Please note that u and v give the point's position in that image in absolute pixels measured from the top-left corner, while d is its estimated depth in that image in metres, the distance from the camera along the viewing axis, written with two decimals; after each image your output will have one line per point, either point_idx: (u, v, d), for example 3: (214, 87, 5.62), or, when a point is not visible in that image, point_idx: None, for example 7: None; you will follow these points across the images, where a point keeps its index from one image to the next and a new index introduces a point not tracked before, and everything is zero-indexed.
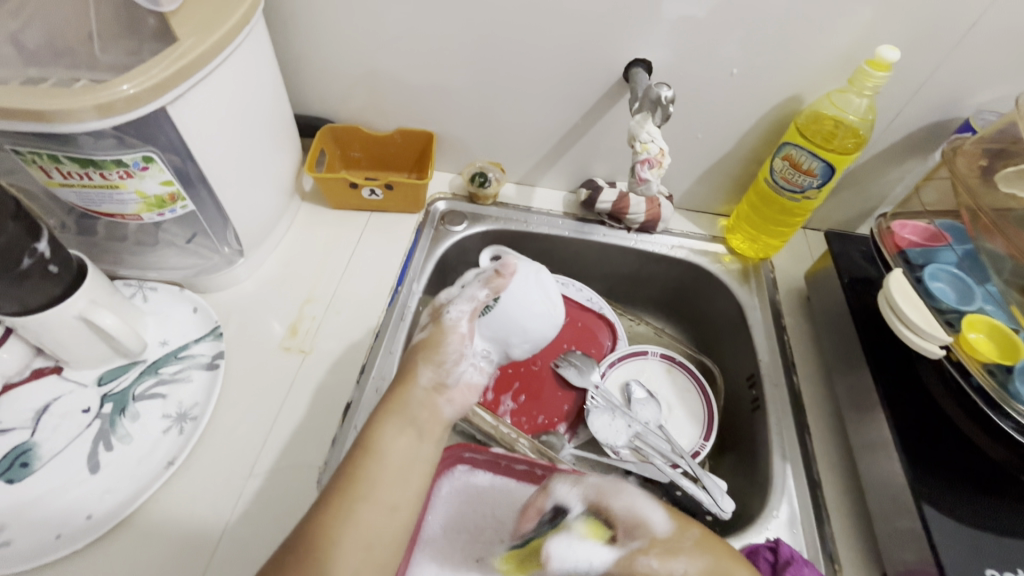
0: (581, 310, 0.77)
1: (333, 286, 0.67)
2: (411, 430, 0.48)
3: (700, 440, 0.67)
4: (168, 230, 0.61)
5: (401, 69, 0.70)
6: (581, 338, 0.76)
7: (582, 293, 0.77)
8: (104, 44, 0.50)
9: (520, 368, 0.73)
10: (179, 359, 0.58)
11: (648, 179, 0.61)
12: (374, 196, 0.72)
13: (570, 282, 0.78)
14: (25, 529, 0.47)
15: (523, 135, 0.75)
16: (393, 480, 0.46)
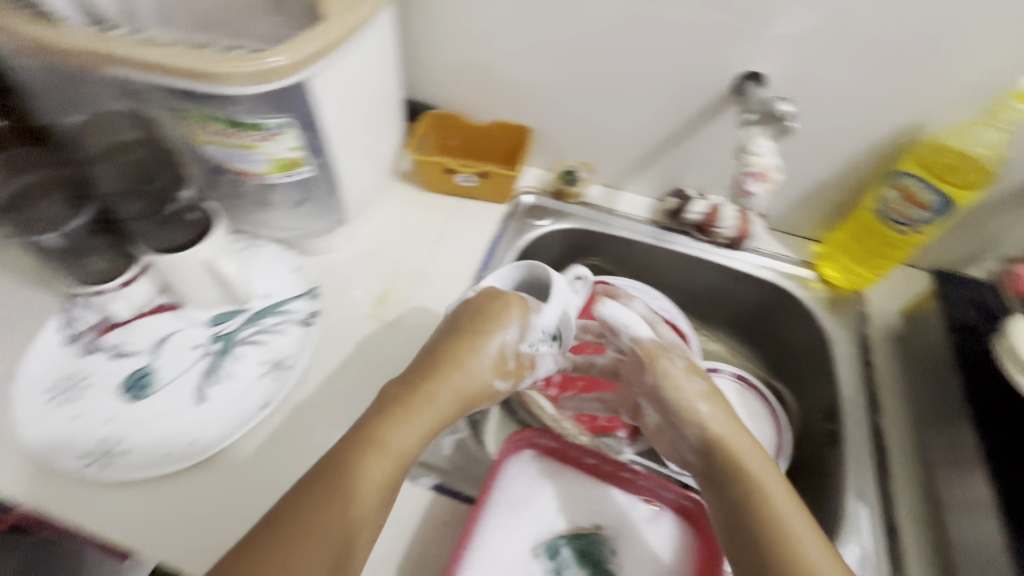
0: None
1: (420, 264, 0.70)
2: (418, 420, 0.45)
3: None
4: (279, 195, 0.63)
5: (508, 63, 0.72)
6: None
7: (658, 301, 0.77)
8: (258, 17, 0.55)
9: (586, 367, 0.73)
10: (279, 312, 0.63)
11: (755, 191, 0.63)
12: (468, 182, 0.75)
13: (646, 289, 0.77)
14: (141, 442, 0.53)
15: (618, 137, 0.76)
16: (382, 483, 0.41)
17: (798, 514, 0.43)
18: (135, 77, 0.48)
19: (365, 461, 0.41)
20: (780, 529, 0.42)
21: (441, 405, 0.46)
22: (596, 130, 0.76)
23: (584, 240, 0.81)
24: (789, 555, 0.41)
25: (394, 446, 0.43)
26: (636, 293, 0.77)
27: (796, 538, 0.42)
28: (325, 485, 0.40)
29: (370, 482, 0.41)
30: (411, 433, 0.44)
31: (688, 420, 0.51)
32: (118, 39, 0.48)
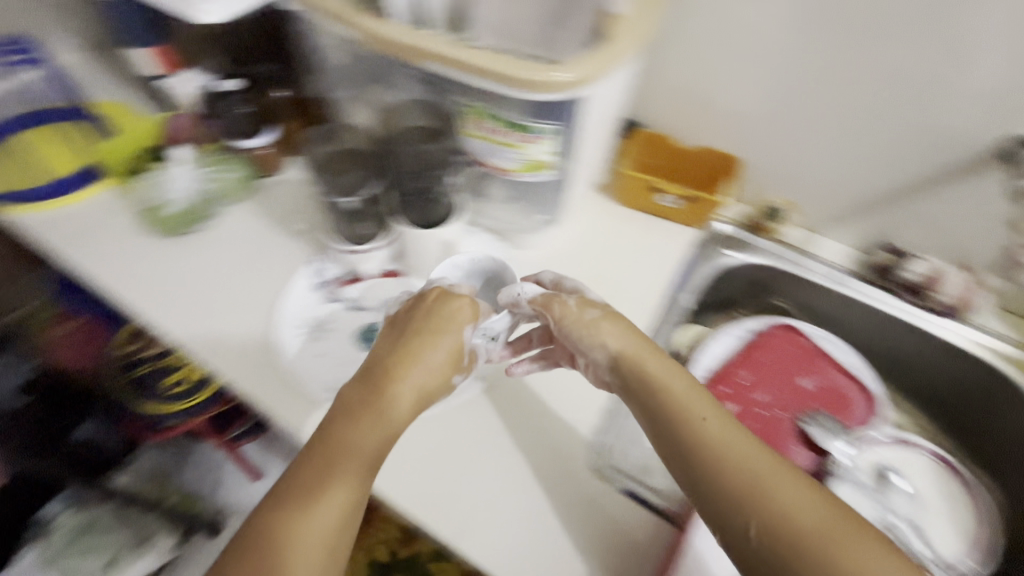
0: (842, 374, 0.74)
1: (615, 276, 0.74)
2: (375, 428, 0.49)
3: (960, 556, 0.63)
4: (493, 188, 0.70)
5: (741, 97, 0.73)
6: (836, 403, 0.72)
7: (847, 356, 0.74)
8: None
9: (762, 409, 0.72)
10: None
11: None
12: (670, 204, 0.76)
13: (835, 340, 0.75)
14: None
15: (838, 182, 0.75)
16: (376, 456, 0.48)
17: (729, 429, 0.47)
18: (442, 72, 0.54)
19: (359, 424, 0.48)
20: (714, 437, 0.47)
21: (404, 391, 0.51)
22: (811, 173, 0.76)
23: (771, 279, 0.79)
24: (768, 489, 0.43)
25: (384, 425, 0.49)
26: (828, 343, 0.75)
27: (712, 439, 0.47)
28: (322, 441, 0.48)
29: (358, 449, 0.48)
30: (401, 411, 0.50)
31: (593, 344, 0.55)
32: (432, 37, 0.53)
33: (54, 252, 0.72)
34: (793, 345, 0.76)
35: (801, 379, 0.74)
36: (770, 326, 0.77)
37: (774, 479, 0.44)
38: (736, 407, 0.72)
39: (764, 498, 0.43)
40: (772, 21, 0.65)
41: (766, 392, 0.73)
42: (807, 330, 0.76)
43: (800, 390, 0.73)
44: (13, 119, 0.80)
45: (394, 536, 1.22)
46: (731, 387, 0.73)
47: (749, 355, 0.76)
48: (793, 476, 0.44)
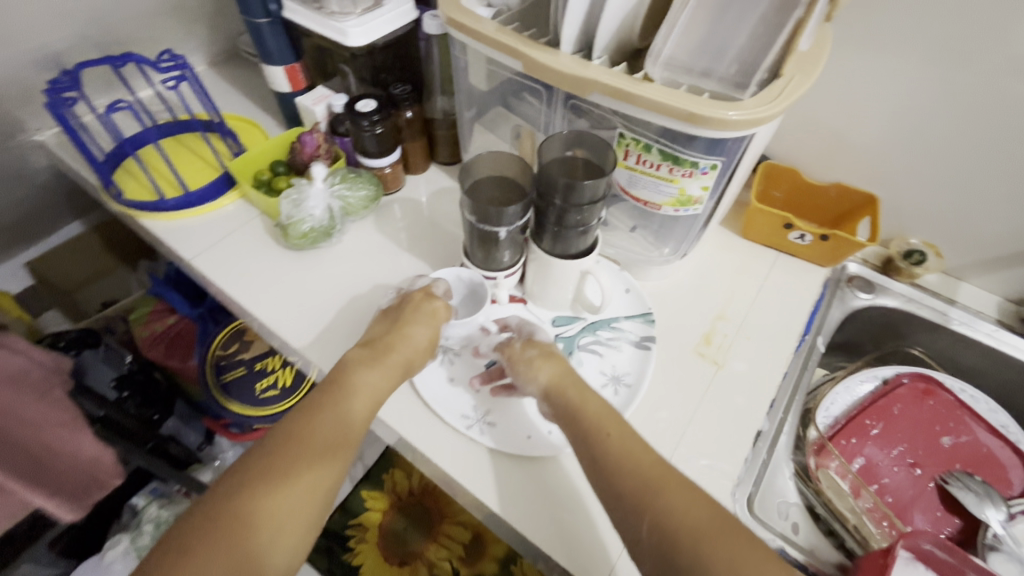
0: (989, 434, 0.68)
1: (745, 310, 0.70)
2: (361, 392, 0.54)
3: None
4: (618, 217, 0.70)
5: (888, 132, 0.69)
6: (982, 465, 0.67)
7: (994, 415, 0.69)
8: None
9: (898, 467, 0.68)
10: (612, 328, 0.67)
11: None
12: (799, 240, 0.73)
13: (981, 397, 0.70)
14: (507, 421, 0.60)
15: (991, 227, 0.70)
16: (366, 410, 0.53)
17: (638, 442, 0.48)
18: (606, 103, 0.55)
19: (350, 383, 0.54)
20: (622, 450, 0.48)
21: (390, 364, 0.57)
22: (962, 214, 0.70)
23: (907, 325, 0.74)
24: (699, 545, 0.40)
25: (366, 382, 0.55)
26: (975, 400, 0.70)
27: (661, 492, 0.44)
28: (315, 399, 0.52)
29: (348, 402, 0.52)
30: (382, 374, 0.56)
31: (529, 379, 0.58)
32: (601, 69, 0.54)
33: (185, 259, 0.74)
34: (931, 399, 0.71)
35: (942, 436, 0.69)
36: (906, 376, 0.72)
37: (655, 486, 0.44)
38: (869, 460, 0.68)
39: (657, 504, 0.43)
40: (943, 53, 0.61)
41: (902, 447, 0.69)
42: (949, 382, 0.71)
43: (941, 448, 0.68)
44: (151, 128, 0.83)
45: (457, 556, 1.10)
46: (862, 438, 0.69)
47: (882, 405, 0.71)
48: (684, 485, 0.44)
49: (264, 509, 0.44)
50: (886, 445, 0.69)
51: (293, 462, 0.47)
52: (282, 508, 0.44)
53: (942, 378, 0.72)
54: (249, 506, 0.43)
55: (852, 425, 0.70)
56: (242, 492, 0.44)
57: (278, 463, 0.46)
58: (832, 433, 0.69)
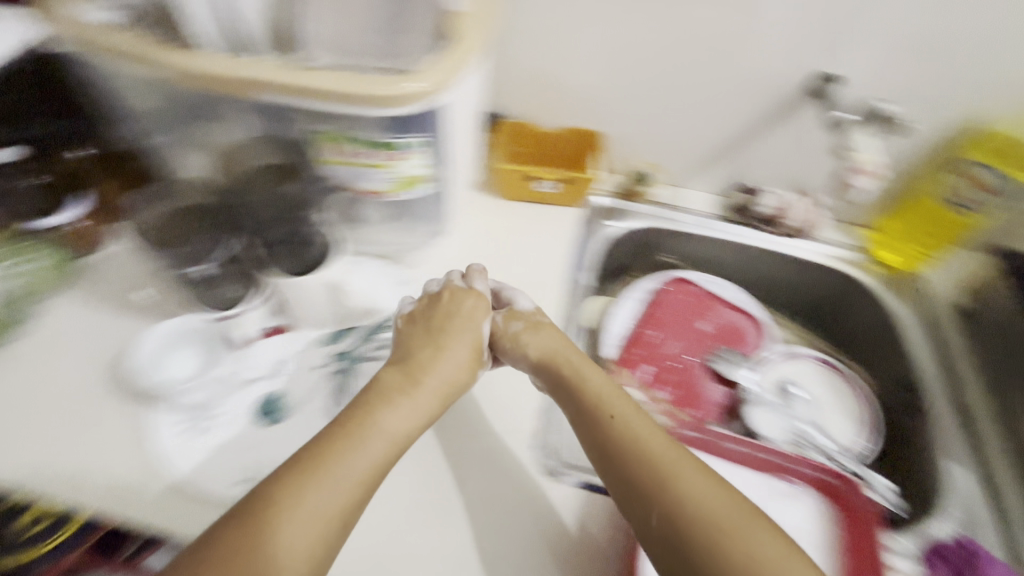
0: (732, 310, 0.80)
1: (516, 269, 0.72)
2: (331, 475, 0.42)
3: (860, 440, 0.69)
4: (370, 212, 0.63)
5: (585, 73, 0.75)
6: (732, 337, 0.79)
7: (731, 293, 0.81)
8: None
9: (675, 362, 0.76)
10: (391, 327, 0.63)
11: (864, 190, 0.63)
12: (547, 188, 0.77)
13: (719, 282, 0.81)
14: None
15: (688, 140, 0.80)
16: (380, 461, 0.45)
17: (642, 428, 0.48)
18: (281, 100, 0.50)
19: (371, 429, 0.46)
20: (622, 432, 0.48)
21: (409, 402, 0.50)
22: (666, 132, 0.80)
23: (654, 237, 0.84)
24: (711, 521, 0.41)
25: (385, 425, 0.47)
26: (715, 286, 0.81)
27: (671, 470, 0.44)
28: (324, 439, 0.45)
29: (368, 452, 0.45)
30: (402, 417, 0.49)
31: (517, 355, 0.59)
32: (262, 63, 0.48)
33: None
34: (687, 295, 0.81)
35: (701, 324, 0.79)
36: (665, 282, 0.81)
37: (707, 496, 0.42)
38: (654, 366, 0.75)
39: (668, 492, 0.43)
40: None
41: (675, 345, 0.78)
42: (694, 278, 0.82)
43: (702, 334, 0.78)
44: None
45: None
46: (643, 348, 0.77)
47: (653, 313, 0.80)
48: (705, 475, 0.44)
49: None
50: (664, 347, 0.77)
51: (289, 526, 0.39)
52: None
53: (689, 275, 0.82)
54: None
55: (635, 340, 0.77)
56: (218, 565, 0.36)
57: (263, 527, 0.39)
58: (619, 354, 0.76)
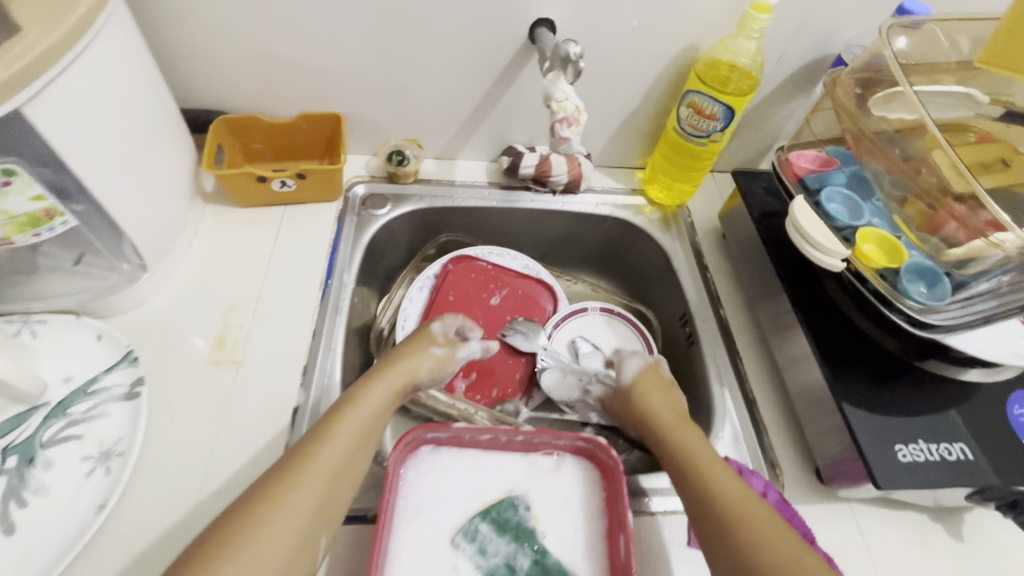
0: (519, 278, 0.78)
1: (256, 289, 0.64)
2: (343, 447, 0.48)
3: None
4: (49, 253, 0.54)
5: (295, 49, 0.66)
6: (524, 305, 0.77)
7: (518, 261, 0.79)
8: None
9: None
10: (89, 395, 0.53)
11: (568, 139, 0.56)
12: (286, 187, 0.69)
13: (505, 252, 0.79)
14: None
15: (437, 109, 0.75)
16: (366, 429, 0.51)
17: (724, 468, 0.47)
18: None
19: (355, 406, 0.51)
20: (706, 477, 0.47)
21: (395, 374, 0.56)
22: (411, 103, 0.74)
23: (432, 219, 0.79)
24: (761, 541, 0.41)
25: (372, 400, 0.52)
26: (503, 257, 0.79)
27: (734, 499, 0.44)
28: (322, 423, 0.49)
29: (355, 422, 0.50)
30: (385, 392, 0.54)
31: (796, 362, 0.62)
32: None
33: None
34: (473, 272, 0.77)
35: (490, 299, 0.76)
36: (449, 262, 0.78)
37: (676, 419, 0.54)
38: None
39: (737, 526, 0.43)
40: None
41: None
42: (479, 253, 0.79)
43: (492, 309, 0.76)
44: None
45: None
46: None
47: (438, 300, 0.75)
48: (753, 494, 0.45)
49: (255, 548, 0.40)
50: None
51: (299, 490, 0.44)
52: (275, 542, 0.41)
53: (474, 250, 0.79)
54: (229, 545, 0.40)
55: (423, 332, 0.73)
56: (224, 534, 0.40)
57: (275, 497, 0.43)
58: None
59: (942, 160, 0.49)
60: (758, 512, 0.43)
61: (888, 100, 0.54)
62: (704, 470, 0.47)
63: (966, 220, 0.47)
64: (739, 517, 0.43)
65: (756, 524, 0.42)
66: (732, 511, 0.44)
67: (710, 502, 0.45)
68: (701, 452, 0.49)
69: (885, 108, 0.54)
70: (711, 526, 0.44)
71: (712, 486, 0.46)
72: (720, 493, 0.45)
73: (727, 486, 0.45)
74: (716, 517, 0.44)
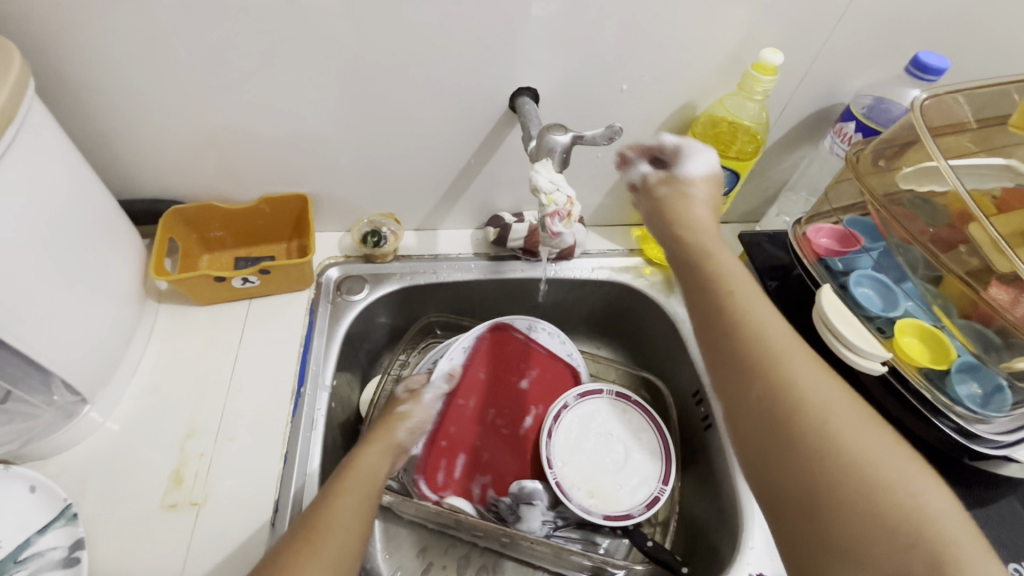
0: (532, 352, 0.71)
1: (218, 407, 0.56)
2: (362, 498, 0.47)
3: (658, 484, 0.63)
4: None
5: (249, 132, 0.60)
6: (551, 393, 0.71)
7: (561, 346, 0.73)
8: None
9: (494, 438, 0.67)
10: (20, 564, 0.45)
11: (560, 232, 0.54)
12: (248, 283, 0.62)
13: (539, 325, 0.72)
14: None
15: (413, 182, 0.68)
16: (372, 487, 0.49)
17: (787, 340, 0.37)
18: None
19: (354, 471, 0.50)
20: (745, 328, 0.38)
21: (381, 442, 0.55)
22: (383, 177, 0.67)
23: (416, 297, 0.73)
24: (831, 425, 0.33)
25: (369, 466, 0.51)
26: (542, 333, 0.72)
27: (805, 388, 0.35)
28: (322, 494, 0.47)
29: (360, 478, 0.49)
30: (379, 458, 0.53)
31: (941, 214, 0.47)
32: None
33: None
34: (507, 347, 0.71)
35: (519, 381, 0.70)
36: (485, 332, 0.71)
37: (736, 277, 0.43)
38: (466, 452, 0.65)
39: (798, 402, 0.34)
40: (211, 26, 0.51)
41: (491, 414, 0.68)
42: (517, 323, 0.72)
43: (521, 394, 0.70)
44: None
45: None
46: (455, 437, 0.66)
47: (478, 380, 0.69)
48: (824, 372, 0.36)
49: None
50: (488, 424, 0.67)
51: (328, 544, 0.42)
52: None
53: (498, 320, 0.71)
54: None
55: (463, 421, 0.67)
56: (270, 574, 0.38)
57: (299, 555, 0.40)
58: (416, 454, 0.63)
59: (979, 237, 0.43)
60: (820, 375, 0.36)
61: (917, 172, 0.48)
62: (747, 326, 0.38)
63: (1011, 312, 0.42)
64: (834, 429, 0.33)
65: (823, 392, 0.35)
66: (818, 411, 0.34)
67: (779, 388, 0.35)
68: (774, 336, 0.37)
69: (913, 181, 0.49)
70: (758, 426, 0.35)
71: (796, 399, 0.34)
72: (795, 391, 0.35)
73: (787, 348, 0.37)
74: (771, 413, 0.35)
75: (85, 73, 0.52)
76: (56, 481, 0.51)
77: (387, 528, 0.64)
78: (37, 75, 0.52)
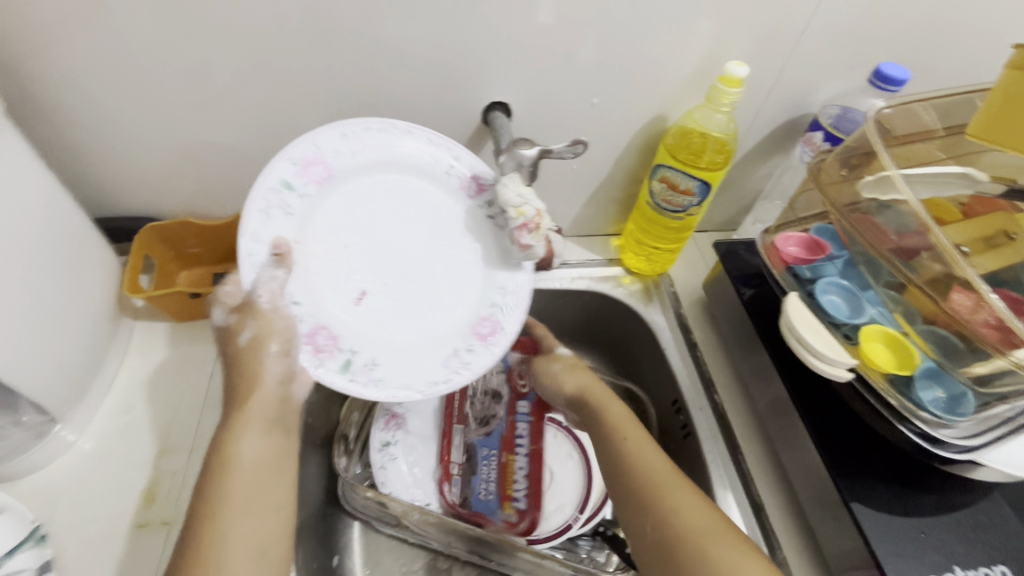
0: (375, 166, 0.52)
1: (193, 424, 0.56)
2: (246, 513, 0.42)
3: (574, 512, 0.63)
4: None
5: (224, 148, 0.61)
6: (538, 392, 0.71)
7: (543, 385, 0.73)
8: None
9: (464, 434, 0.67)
10: None
11: (529, 245, 0.52)
12: None
13: (388, 128, 0.52)
14: None
15: None
16: (258, 481, 0.43)
17: (663, 469, 0.49)
18: None
19: (232, 468, 0.43)
20: (629, 459, 0.51)
21: (252, 417, 0.45)
22: None
23: None
24: (699, 545, 0.43)
25: (240, 456, 0.43)
26: (368, 133, 0.51)
27: (682, 517, 0.45)
28: (201, 498, 0.42)
29: (242, 481, 0.43)
30: (257, 439, 0.44)
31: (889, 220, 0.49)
32: None
33: None
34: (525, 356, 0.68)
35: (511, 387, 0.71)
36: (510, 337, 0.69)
37: (625, 423, 0.54)
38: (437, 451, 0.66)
39: (671, 524, 0.45)
40: (184, 45, 0.51)
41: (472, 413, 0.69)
42: (322, 147, 0.50)
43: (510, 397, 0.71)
44: None
45: None
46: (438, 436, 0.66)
47: (355, 220, 0.52)
48: (688, 492, 0.47)
49: None
50: (417, 280, 0.54)
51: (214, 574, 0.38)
52: None
53: (285, 153, 0.48)
54: None
55: (380, 290, 0.53)
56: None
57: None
58: (312, 339, 0.49)
59: (937, 244, 0.44)
60: (692, 502, 0.46)
61: (877, 181, 0.49)
62: (635, 465, 0.50)
63: (970, 319, 0.43)
64: (703, 545, 0.43)
65: (696, 518, 0.45)
66: (693, 535, 0.44)
67: (661, 517, 0.46)
68: (659, 479, 0.48)
69: (875, 190, 0.50)
70: (654, 553, 0.45)
71: (671, 519, 0.45)
72: (676, 522, 0.45)
73: (667, 484, 0.47)
74: (660, 537, 0.45)
75: (59, 93, 0.53)
76: (25, 502, 0.50)
77: (367, 540, 0.64)
78: (10, 96, 0.52)
